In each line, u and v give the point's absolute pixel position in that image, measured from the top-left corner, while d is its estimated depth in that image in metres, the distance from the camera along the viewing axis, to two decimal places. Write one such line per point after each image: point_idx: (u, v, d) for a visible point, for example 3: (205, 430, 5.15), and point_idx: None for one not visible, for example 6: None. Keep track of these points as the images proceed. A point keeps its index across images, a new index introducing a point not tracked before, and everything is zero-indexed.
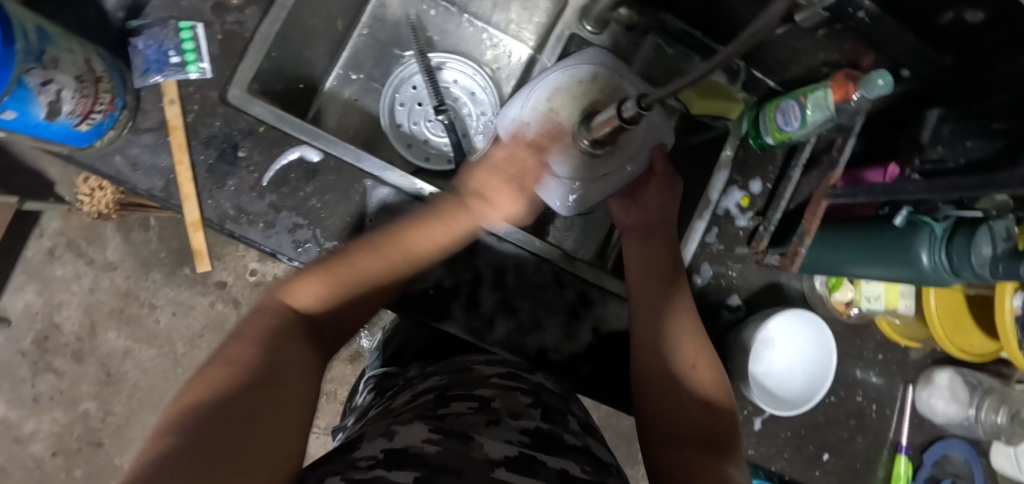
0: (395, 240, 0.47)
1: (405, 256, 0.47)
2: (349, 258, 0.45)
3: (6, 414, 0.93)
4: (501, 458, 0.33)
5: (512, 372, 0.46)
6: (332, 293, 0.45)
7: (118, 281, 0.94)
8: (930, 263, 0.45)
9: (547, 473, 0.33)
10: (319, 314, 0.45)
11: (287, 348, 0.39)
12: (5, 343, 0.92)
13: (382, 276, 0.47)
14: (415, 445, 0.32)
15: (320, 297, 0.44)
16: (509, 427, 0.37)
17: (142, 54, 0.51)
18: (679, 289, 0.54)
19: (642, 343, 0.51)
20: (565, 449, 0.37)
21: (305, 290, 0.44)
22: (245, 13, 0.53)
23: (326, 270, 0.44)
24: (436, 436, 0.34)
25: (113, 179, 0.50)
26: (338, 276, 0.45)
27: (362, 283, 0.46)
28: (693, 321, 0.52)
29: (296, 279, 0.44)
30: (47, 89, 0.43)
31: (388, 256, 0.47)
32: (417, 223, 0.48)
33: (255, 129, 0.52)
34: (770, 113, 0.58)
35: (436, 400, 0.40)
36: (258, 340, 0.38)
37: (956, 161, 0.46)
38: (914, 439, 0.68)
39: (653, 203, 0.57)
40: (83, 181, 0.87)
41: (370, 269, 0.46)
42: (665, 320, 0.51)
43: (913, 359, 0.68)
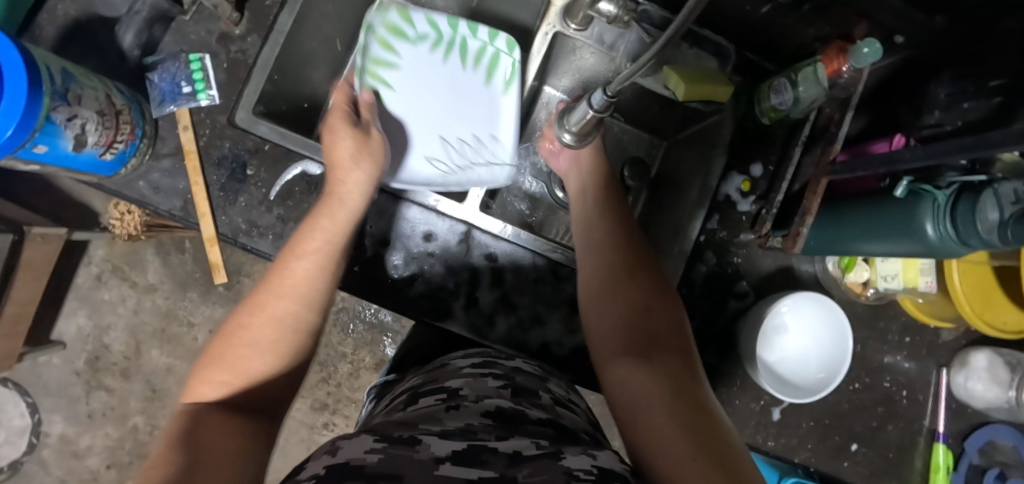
0: (278, 274, 0.43)
1: (292, 295, 0.42)
2: (240, 315, 0.41)
3: (65, 431, 1.00)
4: (447, 454, 0.30)
5: (487, 361, 0.47)
6: (240, 368, 0.38)
7: (159, 302, 1.01)
8: (936, 235, 0.42)
9: (496, 460, 0.30)
10: (234, 399, 0.37)
11: (218, 437, 0.32)
12: (63, 364, 1.00)
13: (296, 311, 0.41)
14: (356, 456, 0.28)
15: (227, 380, 0.38)
16: (469, 411, 0.36)
17: (158, 87, 0.56)
18: (631, 241, 0.54)
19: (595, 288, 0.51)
20: (526, 423, 0.36)
21: (208, 379, 0.37)
22: (247, 42, 0.57)
23: (231, 330, 0.40)
24: (380, 445, 0.30)
25: (137, 202, 0.55)
26: (228, 348, 0.39)
27: (240, 361, 0.38)
28: (647, 270, 0.51)
29: (200, 378, 0.38)
30: (72, 124, 0.48)
31: (285, 290, 0.42)
32: (281, 261, 0.44)
33: (260, 147, 0.56)
34: (764, 93, 0.58)
35: (409, 399, 0.42)
36: (162, 455, 0.29)
37: (955, 124, 0.45)
38: (953, 426, 0.64)
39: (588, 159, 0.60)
40: (112, 207, 0.93)
41: (253, 351, 0.39)
42: (608, 254, 0.53)
43: (946, 340, 0.64)
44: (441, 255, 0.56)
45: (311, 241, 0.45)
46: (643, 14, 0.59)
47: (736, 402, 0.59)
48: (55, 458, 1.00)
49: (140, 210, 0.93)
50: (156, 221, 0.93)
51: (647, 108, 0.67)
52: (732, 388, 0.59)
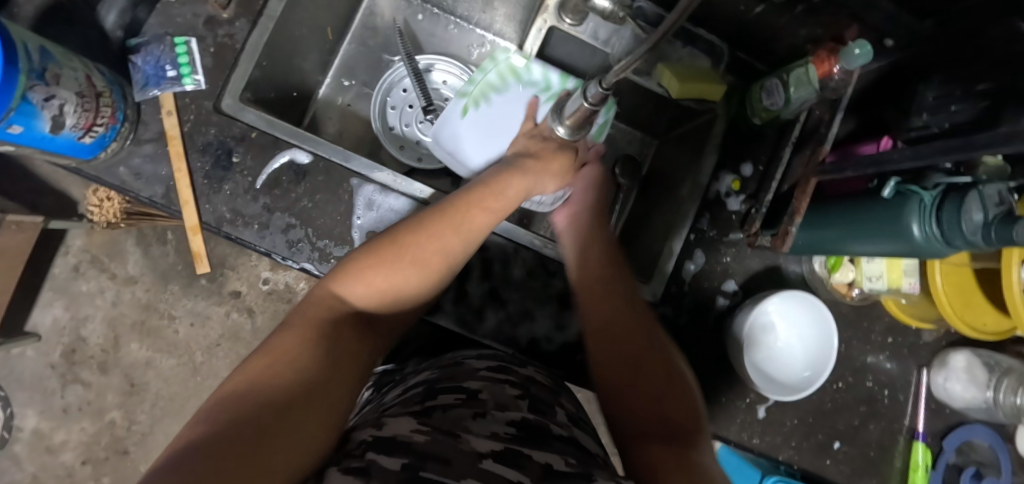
0: (445, 228, 0.45)
1: (439, 249, 0.45)
2: (404, 242, 0.44)
3: (39, 425, 0.97)
4: (489, 451, 0.31)
5: (502, 366, 0.46)
6: (391, 282, 0.43)
7: (139, 294, 0.98)
8: (921, 235, 0.43)
9: (533, 466, 0.30)
10: (369, 306, 0.43)
11: (340, 352, 0.37)
12: (37, 356, 0.97)
13: (438, 263, 0.45)
14: (403, 434, 0.30)
15: (375, 295, 0.43)
16: (495, 419, 0.36)
17: (141, 69, 0.54)
18: (637, 307, 0.50)
19: (600, 360, 0.48)
20: (552, 439, 0.35)
21: (359, 279, 0.42)
22: (235, 26, 0.56)
23: (387, 256, 0.43)
24: (424, 429, 0.32)
25: (118, 188, 0.53)
26: (405, 254, 0.43)
27: (384, 285, 0.43)
28: (659, 336, 0.49)
29: (348, 268, 0.43)
30: (50, 105, 0.46)
31: (443, 231, 0.45)
32: (463, 206, 0.48)
33: (247, 135, 0.54)
34: (755, 94, 0.59)
35: (425, 393, 0.40)
36: (283, 352, 0.34)
37: (942, 126, 0.46)
38: (933, 425, 0.65)
39: (585, 205, 0.57)
40: (91, 193, 0.91)
41: (410, 272, 0.44)
42: (607, 291, 0.51)
43: (926, 342, 0.65)
44: None
45: (475, 217, 0.47)
46: (638, 10, 0.58)
47: (721, 400, 0.59)
48: (27, 453, 0.97)
49: (120, 197, 0.90)
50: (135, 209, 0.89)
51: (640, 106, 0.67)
52: (718, 385, 0.60)
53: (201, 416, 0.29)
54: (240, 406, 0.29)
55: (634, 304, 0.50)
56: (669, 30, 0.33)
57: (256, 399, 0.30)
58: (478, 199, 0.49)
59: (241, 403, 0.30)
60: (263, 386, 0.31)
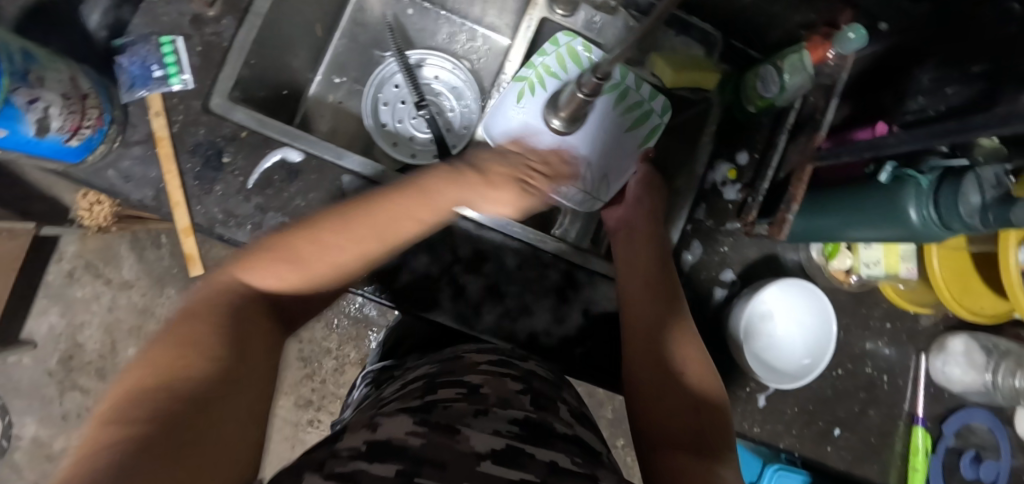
0: (385, 217, 0.40)
1: (396, 230, 0.40)
2: (324, 220, 0.39)
3: (38, 433, 0.96)
4: (489, 451, 0.30)
5: (503, 359, 0.46)
6: (299, 279, 0.39)
7: (135, 298, 0.97)
8: (920, 219, 0.43)
9: (536, 466, 0.30)
10: (275, 294, 0.39)
11: (246, 328, 0.36)
12: (33, 364, 0.96)
13: (358, 260, 0.40)
14: (398, 437, 0.30)
15: (284, 281, 0.39)
16: (497, 417, 0.35)
17: (127, 70, 0.53)
18: (676, 312, 0.50)
19: (633, 359, 0.49)
20: (555, 438, 0.35)
21: (261, 267, 0.38)
22: (222, 24, 0.55)
23: (287, 244, 0.38)
24: (421, 428, 0.31)
25: (108, 192, 0.52)
26: (303, 248, 0.39)
27: (316, 268, 0.39)
28: (692, 339, 0.49)
29: (260, 251, 0.39)
30: (34, 107, 0.46)
31: (365, 236, 0.39)
32: (402, 197, 0.41)
33: (237, 134, 0.54)
34: (750, 81, 0.58)
35: (425, 388, 0.40)
36: (199, 344, 0.32)
37: (936, 109, 0.44)
38: (932, 410, 0.65)
39: (641, 210, 0.57)
40: (81, 197, 0.89)
41: (325, 265, 0.39)
42: (650, 285, 0.51)
43: (924, 326, 0.65)
44: (423, 244, 0.55)
45: (413, 207, 0.41)
46: None
47: (723, 390, 0.59)
48: (27, 462, 0.96)
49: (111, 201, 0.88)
50: (127, 212, 0.87)
51: (634, 96, 0.67)
52: (719, 376, 0.59)
53: (103, 426, 0.26)
54: (121, 434, 0.25)
55: (674, 309, 0.50)
56: (661, 16, 0.33)
57: (178, 396, 0.28)
58: (419, 190, 0.41)
59: (150, 400, 0.28)
60: (183, 392, 0.29)
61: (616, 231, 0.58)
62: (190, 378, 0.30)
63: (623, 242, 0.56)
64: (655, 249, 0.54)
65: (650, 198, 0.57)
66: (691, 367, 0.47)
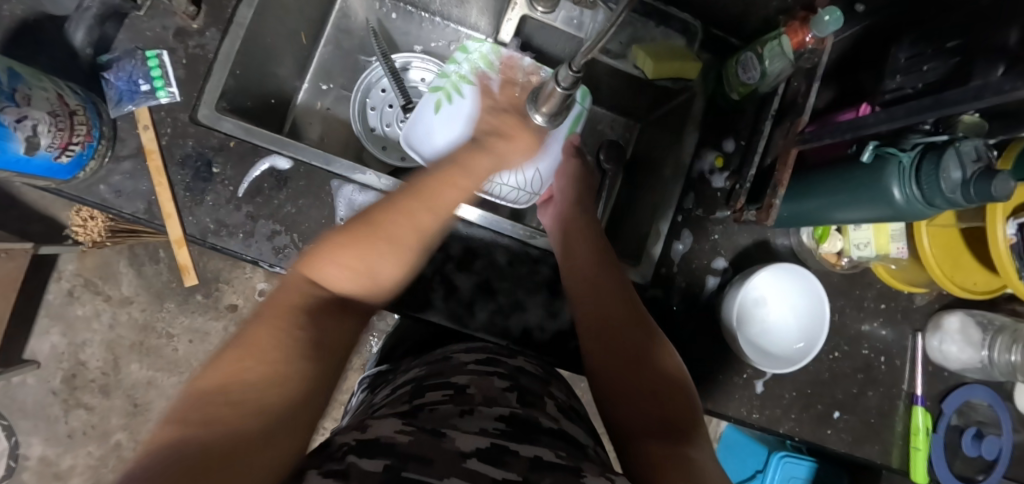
0: (401, 216, 0.41)
1: (415, 231, 0.41)
2: (400, 207, 0.41)
3: (45, 452, 0.97)
4: (472, 450, 0.31)
5: (491, 358, 0.46)
6: (379, 270, 0.39)
7: (136, 314, 0.98)
8: (900, 198, 0.43)
9: (517, 463, 0.30)
10: (351, 294, 0.39)
11: (320, 337, 0.35)
12: (37, 384, 0.97)
13: (414, 246, 0.41)
14: (386, 435, 0.30)
15: (356, 278, 0.38)
16: (483, 415, 0.35)
17: (114, 86, 0.54)
18: (627, 300, 0.52)
19: (596, 354, 0.50)
20: (541, 433, 0.35)
21: (337, 264, 0.38)
22: (205, 36, 0.56)
23: (356, 233, 0.39)
24: (408, 429, 0.32)
25: (100, 207, 0.53)
26: (374, 240, 0.39)
27: (371, 270, 0.39)
28: (652, 330, 0.51)
29: (321, 252, 0.38)
30: (23, 125, 0.48)
31: (421, 214, 0.42)
32: (432, 187, 0.44)
33: (225, 144, 0.54)
34: (731, 68, 0.59)
35: (414, 392, 0.40)
36: (266, 345, 0.32)
37: (914, 87, 0.45)
38: (932, 389, 0.65)
39: (578, 212, 0.59)
40: (74, 212, 0.88)
41: (389, 268, 0.39)
42: (602, 275, 0.53)
43: (919, 305, 0.65)
44: None
45: (442, 198, 0.44)
46: None
47: (720, 378, 0.60)
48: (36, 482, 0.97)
49: (103, 215, 0.87)
50: (122, 228, 0.88)
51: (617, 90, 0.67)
52: (715, 363, 0.60)
53: (164, 427, 0.26)
54: (187, 447, 0.25)
55: (627, 298, 0.52)
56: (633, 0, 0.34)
57: (241, 397, 0.29)
58: (446, 177, 0.46)
59: (206, 403, 0.28)
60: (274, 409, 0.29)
61: (553, 228, 0.60)
62: (266, 395, 0.29)
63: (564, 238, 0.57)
64: (594, 248, 0.56)
65: (569, 191, 0.61)
66: (657, 353, 0.49)
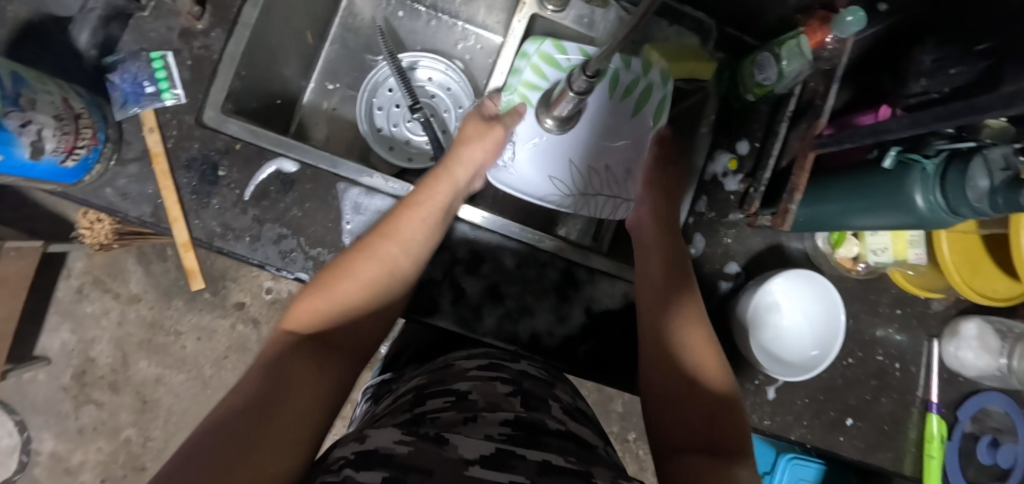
0: (359, 249, 0.48)
1: (375, 262, 0.48)
2: (355, 251, 0.49)
3: (56, 447, 0.98)
4: (477, 457, 0.30)
5: (494, 363, 0.46)
6: (341, 303, 0.46)
7: (144, 311, 0.98)
8: (925, 204, 0.42)
9: (526, 466, 0.30)
10: (328, 329, 0.44)
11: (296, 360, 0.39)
12: (47, 380, 0.97)
13: (377, 272, 0.48)
14: (386, 445, 0.29)
15: (327, 316, 0.45)
16: (486, 422, 0.35)
17: (119, 88, 0.53)
18: (688, 302, 0.51)
19: (654, 376, 0.49)
20: (547, 435, 0.35)
21: (309, 310, 0.44)
22: (210, 37, 0.55)
23: (318, 285, 0.46)
24: (409, 438, 0.31)
25: (106, 210, 0.52)
26: (335, 277, 0.47)
27: (339, 306, 0.45)
28: (705, 336, 0.49)
29: (297, 307, 0.45)
30: (27, 130, 0.46)
31: (377, 245, 0.48)
32: (393, 217, 0.50)
33: (231, 147, 0.54)
34: (747, 68, 0.57)
35: (415, 399, 0.41)
36: (250, 382, 0.36)
37: (939, 91, 0.43)
38: (947, 395, 0.64)
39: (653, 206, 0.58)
40: (81, 215, 0.88)
41: (350, 287, 0.46)
42: (668, 277, 0.53)
43: (936, 311, 0.64)
44: None
45: (400, 226, 0.50)
46: None
47: None
48: (47, 476, 0.98)
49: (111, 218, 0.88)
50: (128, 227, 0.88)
51: None
52: None
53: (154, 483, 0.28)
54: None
55: (687, 303, 0.51)
56: (649, 7, 0.33)
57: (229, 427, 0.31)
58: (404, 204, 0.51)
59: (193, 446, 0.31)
60: (292, 388, 0.36)
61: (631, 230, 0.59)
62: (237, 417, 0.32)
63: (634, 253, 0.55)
64: (664, 263, 0.54)
65: (651, 194, 0.58)
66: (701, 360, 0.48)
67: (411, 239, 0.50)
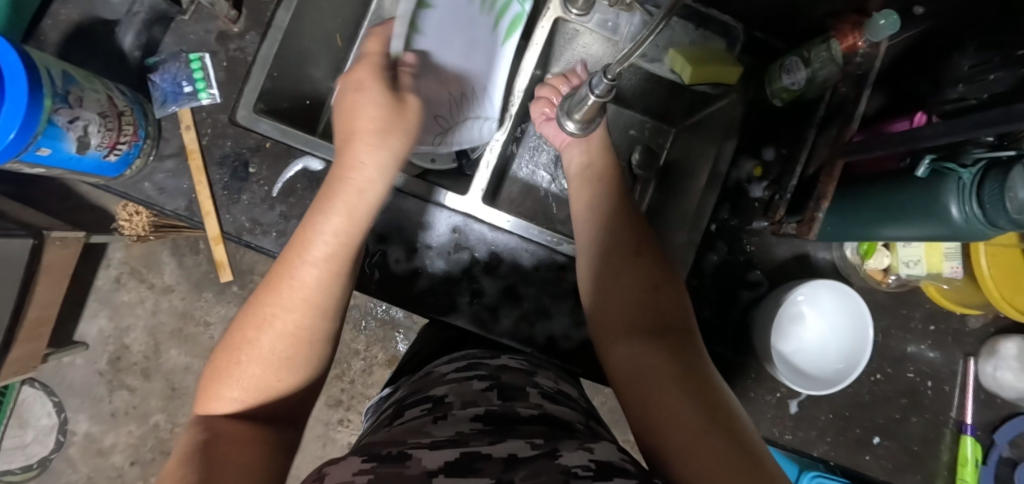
0: (260, 314, 0.38)
1: (286, 329, 0.38)
2: (249, 325, 0.38)
3: (90, 429, 1.02)
4: (441, 466, 0.29)
5: (471, 363, 0.47)
6: (258, 380, 0.37)
7: (176, 302, 1.02)
8: (960, 215, 0.40)
9: (491, 465, 0.29)
10: (249, 409, 0.37)
11: (221, 447, 0.32)
12: (85, 365, 1.02)
13: (294, 343, 0.38)
14: (345, 479, 0.27)
15: (246, 397, 0.37)
16: (458, 418, 0.36)
17: (159, 87, 0.56)
18: (621, 210, 0.53)
19: (606, 302, 0.49)
20: (518, 423, 0.35)
21: (217, 398, 0.37)
22: (246, 39, 0.57)
23: (218, 368, 0.38)
24: (369, 464, 0.29)
25: (143, 203, 0.55)
26: (238, 353, 0.38)
27: (259, 383, 0.37)
28: (644, 242, 0.52)
29: (207, 398, 0.37)
30: (75, 126, 0.49)
31: (276, 311, 0.38)
32: (281, 273, 0.39)
33: (262, 145, 0.56)
34: (773, 73, 0.56)
35: (395, 412, 0.42)
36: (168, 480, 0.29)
37: (979, 97, 0.41)
38: (983, 417, 0.61)
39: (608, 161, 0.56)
40: (122, 207, 0.93)
41: (259, 366, 0.37)
42: (602, 186, 0.55)
43: (972, 328, 0.61)
44: (439, 249, 0.55)
45: (300, 280, 0.39)
46: None
47: (751, 396, 0.57)
48: (81, 456, 1.02)
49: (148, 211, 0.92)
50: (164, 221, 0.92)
51: (653, 93, 0.65)
52: (746, 380, 0.57)
53: None
54: None
55: (622, 214, 0.53)
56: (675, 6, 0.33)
57: None
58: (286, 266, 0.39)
59: None
60: (220, 480, 0.29)
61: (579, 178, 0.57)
62: None
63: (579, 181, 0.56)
64: (611, 195, 0.55)
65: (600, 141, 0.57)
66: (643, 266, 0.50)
67: (327, 295, 0.40)
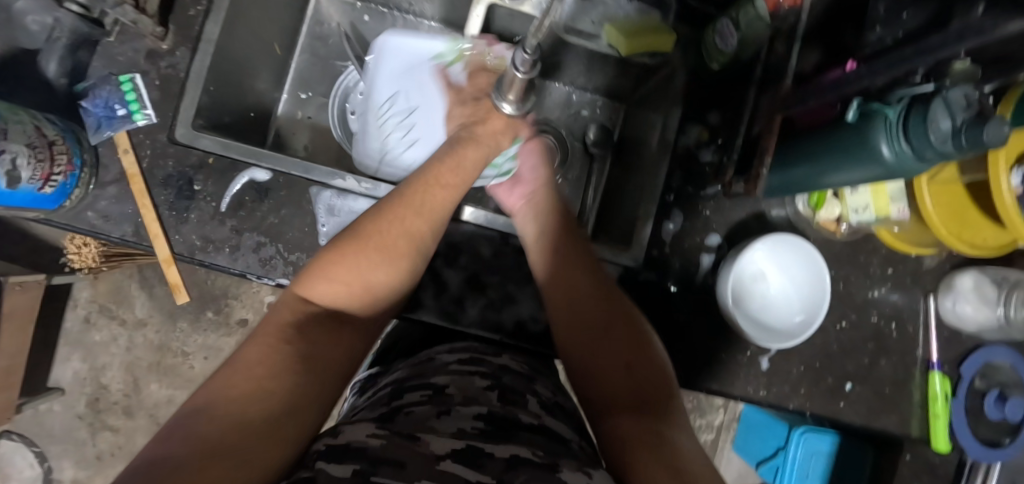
0: (392, 218, 0.47)
1: (407, 235, 0.46)
2: (371, 223, 0.46)
3: (76, 475, 1.00)
4: (448, 452, 0.30)
5: (474, 357, 0.47)
6: (366, 286, 0.45)
7: (150, 335, 1.00)
8: (892, 155, 0.41)
9: (494, 464, 0.30)
10: (340, 310, 0.44)
11: (313, 345, 0.40)
12: (63, 410, 1.00)
13: (408, 248, 0.46)
14: (358, 440, 0.30)
15: (346, 290, 0.44)
16: (461, 415, 0.35)
17: (91, 112, 0.55)
18: (595, 275, 0.52)
19: (588, 365, 0.49)
20: (518, 430, 0.35)
21: (324, 281, 0.43)
22: (176, 56, 0.56)
23: (351, 248, 0.44)
24: (382, 432, 0.31)
25: (89, 233, 0.54)
26: (367, 246, 0.45)
27: (365, 280, 0.44)
28: (619, 302, 0.51)
29: (314, 273, 0.43)
30: (2, 160, 0.48)
31: (407, 216, 0.47)
32: (419, 191, 0.49)
33: (205, 161, 0.55)
34: (708, 36, 0.58)
35: (393, 392, 0.42)
36: (264, 371, 0.35)
37: (895, 36, 0.43)
38: (949, 352, 0.62)
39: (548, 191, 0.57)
40: (68, 240, 0.89)
41: (381, 272, 0.45)
42: (571, 248, 0.53)
43: (929, 267, 0.62)
44: None
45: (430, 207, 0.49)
46: None
47: (723, 357, 0.58)
48: None
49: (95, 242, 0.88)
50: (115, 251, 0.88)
51: (598, 70, 0.67)
52: (716, 343, 0.58)
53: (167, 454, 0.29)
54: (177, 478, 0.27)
55: (595, 273, 0.52)
56: None
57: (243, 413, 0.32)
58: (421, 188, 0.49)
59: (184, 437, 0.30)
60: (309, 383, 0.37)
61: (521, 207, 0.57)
62: (254, 407, 0.33)
63: (528, 219, 0.55)
64: (563, 247, 0.53)
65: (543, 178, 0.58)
66: (619, 326, 0.49)
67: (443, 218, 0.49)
